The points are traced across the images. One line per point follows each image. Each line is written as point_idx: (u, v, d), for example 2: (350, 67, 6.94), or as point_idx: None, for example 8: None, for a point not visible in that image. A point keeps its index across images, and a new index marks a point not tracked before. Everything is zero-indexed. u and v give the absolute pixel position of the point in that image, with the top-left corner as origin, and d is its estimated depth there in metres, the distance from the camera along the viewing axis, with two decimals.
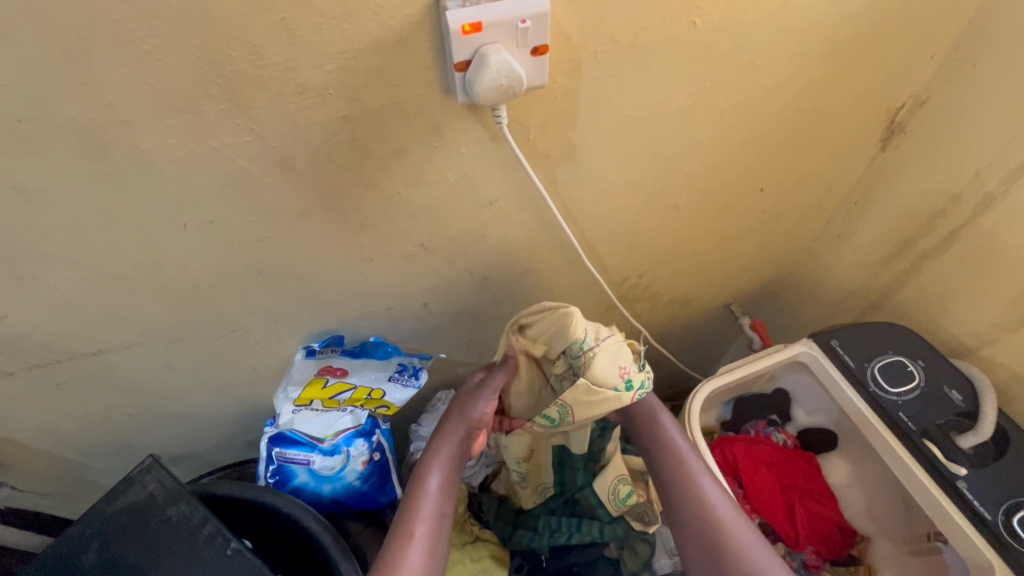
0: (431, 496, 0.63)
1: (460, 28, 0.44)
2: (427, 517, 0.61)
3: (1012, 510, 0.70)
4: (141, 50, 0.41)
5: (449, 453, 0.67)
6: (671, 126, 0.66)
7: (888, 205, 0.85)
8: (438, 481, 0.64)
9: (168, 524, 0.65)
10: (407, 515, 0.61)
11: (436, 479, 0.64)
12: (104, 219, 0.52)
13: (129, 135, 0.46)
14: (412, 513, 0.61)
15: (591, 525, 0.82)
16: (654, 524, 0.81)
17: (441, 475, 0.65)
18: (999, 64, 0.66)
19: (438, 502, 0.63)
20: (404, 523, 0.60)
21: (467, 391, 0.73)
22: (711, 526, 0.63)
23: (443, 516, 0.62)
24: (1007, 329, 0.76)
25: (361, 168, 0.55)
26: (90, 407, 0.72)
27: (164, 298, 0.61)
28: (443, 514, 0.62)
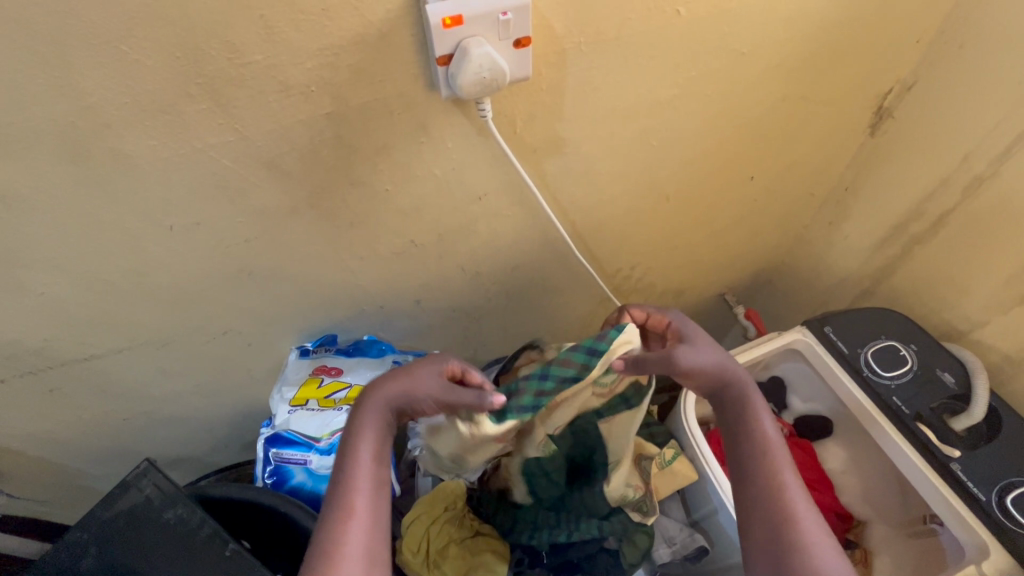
0: (366, 464, 0.58)
1: (440, 22, 0.43)
2: (366, 488, 0.57)
3: (1005, 491, 0.71)
4: (120, 51, 0.41)
5: (376, 420, 0.61)
6: (658, 116, 0.66)
7: (878, 191, 0.85)
8: (372, 449, 0.59)
9: (166, 527, 0.65)
10: (342, 486, 0.57)
11: (369, 446, 0.59)
12: (89, 222, 0.51)
13: (111, 138, 0.45)
14: (349, 490, 0.57)
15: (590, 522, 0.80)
16: (652, 516, 0.81)
17: (374, 442, 0.60)
18: (986, 46, 0.66)
19: (372, 473, 0.59)
20: (342, 501, 0.56)
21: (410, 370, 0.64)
22: (761, 467, 0.60)
23: (381, 489, 0.58)
24: (999, 311, 0.76)
25: (348, 165, 0.55)
26: (84, 413, 0.72)
27: (153, 302, 0.61)
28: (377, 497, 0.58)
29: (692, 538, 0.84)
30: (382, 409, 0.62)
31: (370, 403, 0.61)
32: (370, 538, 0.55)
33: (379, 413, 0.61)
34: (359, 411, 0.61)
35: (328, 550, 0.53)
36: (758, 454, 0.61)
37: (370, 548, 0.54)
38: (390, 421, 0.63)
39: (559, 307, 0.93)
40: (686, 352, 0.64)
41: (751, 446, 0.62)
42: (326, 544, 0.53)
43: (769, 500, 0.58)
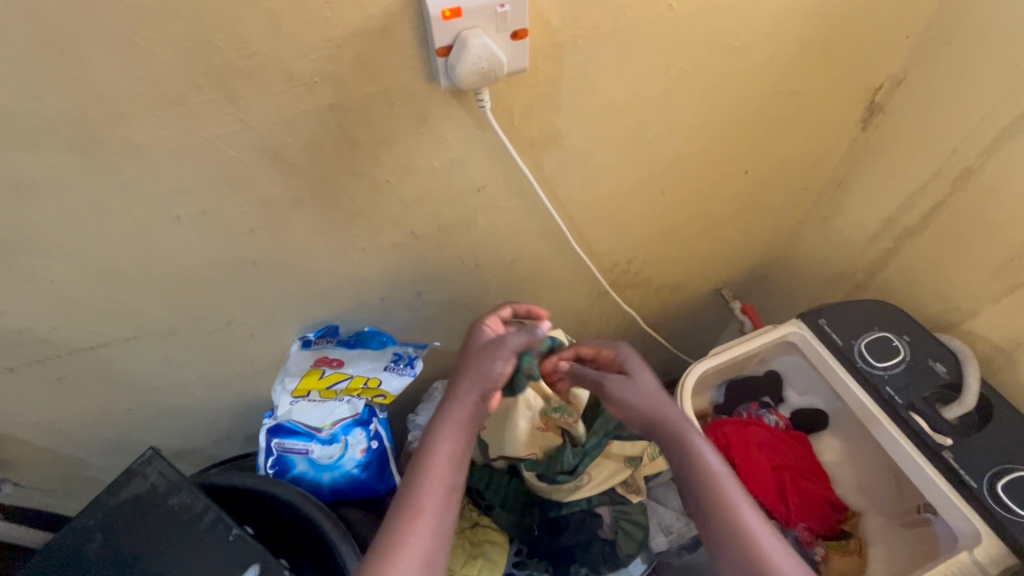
0: (440, 464, 0.60)
1: (440, 13, 0.45)
2: (436, 486, 0.58)
3: (997, 478, 0.72)
4: (131, 42, 0.42)
5: (463, 420, 0.63)
6: (653, 109, 0.67)
7: (870, 185, 0.86)
8: (449, 450, 0.61)
9: (171, 514, 0.66)
10: (411, 489, 0.58)
11: (448, 445, 0.61)
12: (98, 212, 0.53)
13: (120, 128, 0.47)
14: (417, 487, 0.58)
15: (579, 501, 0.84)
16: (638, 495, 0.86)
17: (452, 441, 0.61)
18: (973, 41, 0.68)
19: (448, 477, 0.60)
20: (411, 497, 0.58)
21: (479, 351, 0.66)
22: (706, 487, 0.61)
23: (453, 494, 0.59)
24: (990, 301, 0.77)
25: (350, 157, 0.57)
26: (91, 403, 0.73)
27: (160, 291, 0.63)
28: (448, 498, 0.59)
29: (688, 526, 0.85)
30: (471, 405, 0.64)
31: (453, 402, 0.64)
32: (430, 545, 0.55)
33: (463, 412, 0.63)
34: (450, 406, 0.64)
35: (389, 542, 0.55)
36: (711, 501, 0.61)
37: (430, 545, 0.55)
38: (480, 416, 0.64)
39: (558, 301, 0.95)
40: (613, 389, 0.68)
41: (700, 492, 0.62)
42: (389, 537, 0.55)
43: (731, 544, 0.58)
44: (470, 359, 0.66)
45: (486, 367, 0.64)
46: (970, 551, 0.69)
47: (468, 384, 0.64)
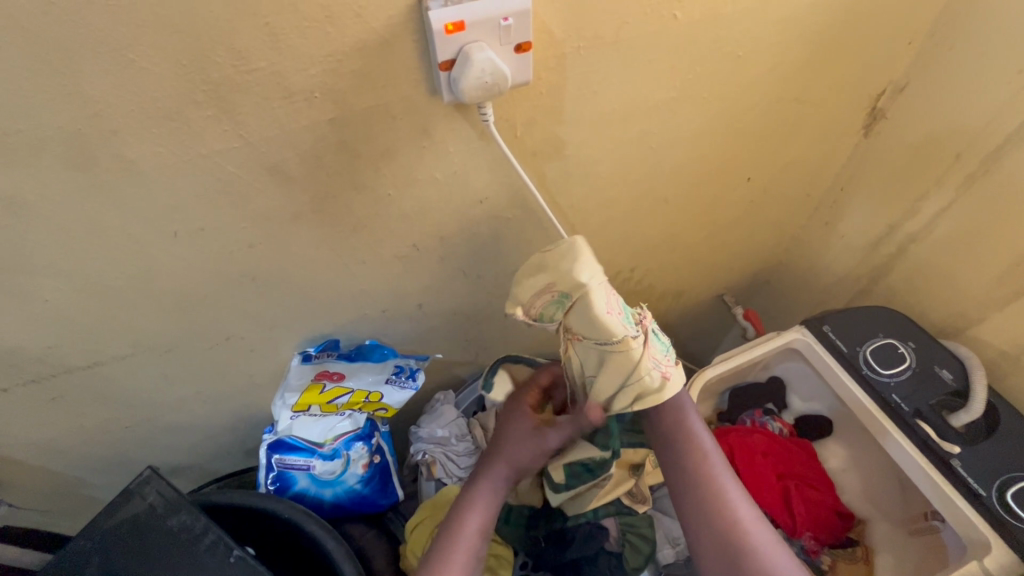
0: (468, 534, 0.67)
1: (442, 27, 0.44)
2: (461, 558, 0.65)
3: (1006, 487, 0.71)
4: (127, 59, 0.41)
5: (489, 494, 0.70)
6: (656, 118, 0.67)
7: (873, 190, 0.86)
8: (476, 524, 0.68)
9: (169, 535, 0.65)
10: (444, 550, 0.65)
11: (476, 518, 0.68)
12: (93, 230, 0.52)
13: (116, 145, 0.46)
14: (447, 557, 0.64)
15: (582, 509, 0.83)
16: (642, 503, 0.84)
17: (480, 516, 0.68)
18: (976, 47, 0.67)
19: (474, 542, 0.66)
20: (440, 564, 0.64)
21: (512, 429, 0.74)
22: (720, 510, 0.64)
23: (475, 557, 0.66)
24: (996, 307, 0.77)
25: (351, 171, 0.56)
26: (87, 422, 0.72)
27: (156, 307, 0.61)
28: (473, 558, 0.65)
29: None
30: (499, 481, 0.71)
31: (487, 474, 0.72)
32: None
33: (494, 489, 0.71)
34: (478, 481, 0.72)
35: None
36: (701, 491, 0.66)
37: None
38: (506, 489, 0.72)
39: None
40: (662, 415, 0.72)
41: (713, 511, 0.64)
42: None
43: (716, 529, 0.63)
44: (500, 437, 0.75)
45: (518, 448, 0.72)
46: (980, 561, 0.68)
47: (496, 460, 0.72)
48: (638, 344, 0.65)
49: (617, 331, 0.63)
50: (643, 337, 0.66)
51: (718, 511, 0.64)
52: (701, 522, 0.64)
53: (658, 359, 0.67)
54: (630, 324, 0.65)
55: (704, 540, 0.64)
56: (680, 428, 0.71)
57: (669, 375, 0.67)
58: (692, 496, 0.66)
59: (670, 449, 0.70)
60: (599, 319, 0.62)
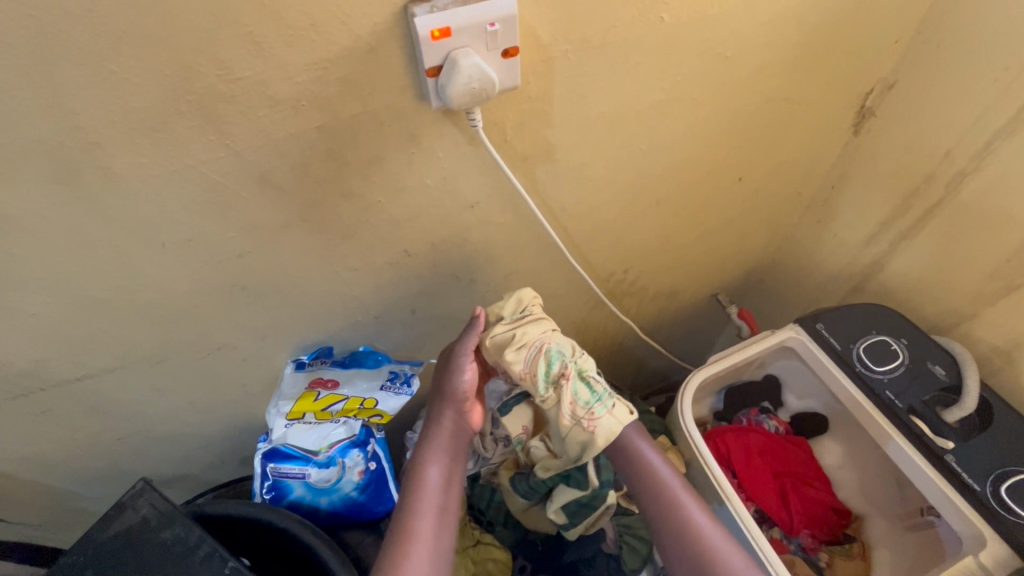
0: (431, 491, 0.63)
1: (429, 34, 0.44)
2: (429, 516, 0.61)
3: (1000, 481, 0.71)
4: (109, 70, 0.41)
5: (445, 445, 0.67)
6: (646, 120, 0.67)
7: (864, 188, 0.86)
8: (436, 477, 0.64)
9: (163, 548, 0.64)
10: (406, 510, 0.61)
11: (435, 471, 0.65)
12: (79, 242, 0.51)
13: (100, 157, 0.45)
14: (411, 517, 0.61)
15: None
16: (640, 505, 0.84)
17: (439, 467, 0.65)
18: (962, 44, 0.68)
19: (439, 495, 0.63)
20: (403, 527, 0.60)
21: (447, 364, 0.69)
22: (688, 541, 0.63)
23: (445, 510, 0.62)
24: (987, 302, 0.77)
25: (340, 178, 0.55)
26: (77, 435, 0.71)
27: (145, 319, 0.61)
28: (444, 509, 0.62)
29: None
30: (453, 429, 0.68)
31: (439, 429, 0.68)
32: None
33: (448, 439, 0.68)
34: (431, 432, 0.68)
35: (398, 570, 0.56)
36: (675, 531, 0.64)
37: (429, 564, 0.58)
38: (462, 438, 0.69)
39: (555, 313, 0.94)
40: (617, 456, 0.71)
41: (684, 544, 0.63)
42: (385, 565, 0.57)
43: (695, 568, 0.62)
44: (440, 375, 0.70)
45: (456, 382, 0.68)
46: (976, 555, 0.69)
47: (448, 407, 0.69)
48: (554, 402, 0.66)
49: (530, 389, 0.66)
50: (560, 393, 0.66)
51: (696, 548, 0.63)
52: (682, 562, 0.63)
53: (581, 412, 0.66)
54: (543, 385, 0.66)
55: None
56: (642, 468, 0.69)
57: (592, 427, 0.66)
58: (663, 531, 0.65)
59: (639, 493, 0.69)
60: (514, 378, 0.66)
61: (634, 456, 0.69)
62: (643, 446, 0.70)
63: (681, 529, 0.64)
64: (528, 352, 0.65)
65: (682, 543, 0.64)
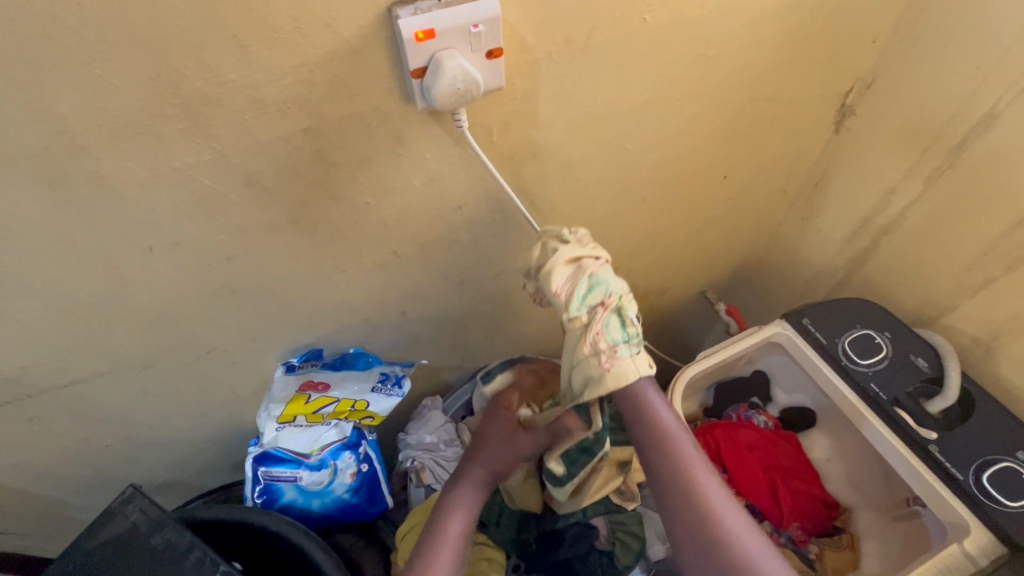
0: (449, 540, 0.64)
1: (413, 36, 0.44)
2: (445, 566, 0.61)
3: (982, 470, 0.73)
4: (93, 74, 0.41)
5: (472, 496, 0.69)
6: (631, 120, 0.68)
7: (846, 184, 0.88)
8: (457, 527, 0.65)
9: (154, 554, 0.64)
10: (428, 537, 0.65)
11: (458, 523, 0.66)
12: (65, 247, 0.51)
13: (85, 161, 0.45)
14: (428, 567, 0.61)
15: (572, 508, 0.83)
16: (632, 500, 0.84)
17: (462, 518, 0.66)
18: (937, 43, 0.69)
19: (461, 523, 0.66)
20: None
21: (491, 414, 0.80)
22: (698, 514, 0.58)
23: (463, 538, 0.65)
24: (966, 295, 0.79)
25: (328, 180, 0.56)
26: (65, 442, 0.71)
27: (132, 323, 0.60)
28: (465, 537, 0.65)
29: None
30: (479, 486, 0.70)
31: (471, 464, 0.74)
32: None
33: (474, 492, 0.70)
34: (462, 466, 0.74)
35: None
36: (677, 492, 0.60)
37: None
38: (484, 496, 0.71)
39: (545, 312, 0.94)
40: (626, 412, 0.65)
41: (693, 515, 0.58)
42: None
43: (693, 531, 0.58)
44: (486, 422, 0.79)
45: (498, 427, 0.77)
46: (960, 543, 0.70)
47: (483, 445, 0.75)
48: (581, 325, 0.62)
49: (561, 308, 0.63)
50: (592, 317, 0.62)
51: (693, 512, 0.58)
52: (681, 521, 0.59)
53: (604, 346, 0.62)
54: (580, 304, 0.62)
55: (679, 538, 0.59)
56: (652, 428, 0.63)
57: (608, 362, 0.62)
58: (671, 498, 0.60)
59: (645, 449, 0.64)
60: (547, 295, 0.64)
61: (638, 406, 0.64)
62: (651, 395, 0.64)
63: (680, 490, 0.60)
64: (571, 270, 0.63)
65: (683, 507, 0.59)
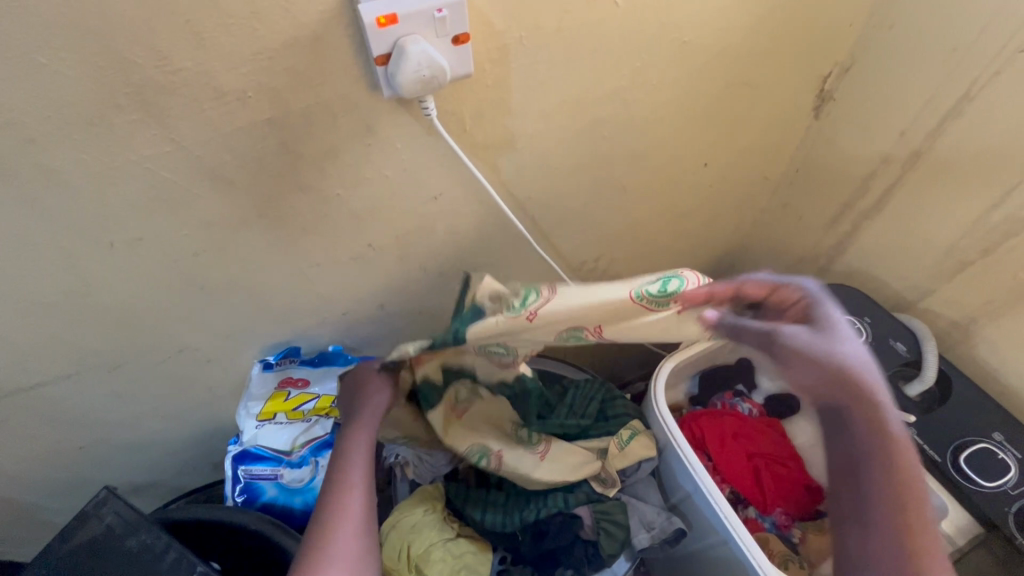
0: (359, 465, 0.66)
1: (375, 21, 0.43)
2: (358, 488, 0.65)
3: (960, 450, 0.74)
4: (37, 62, 0.39)
5: (370, 425, 0.70)
6: (607, 107, 0.67)
7: (826, 170, 0.88)
8: (362, 454, 0.68)
9: (129, 555, 0.63)
10: (322, 528, 0.60)
11: (361, 449, 0.68)
12: (21, 244, 0.49)
13: (36, 154, 0.44)
14: (342, 489, 0.64)
15: (556, 496, 0.82)
16: (613, 487, 0.85)
17: (364, 445, 0.68)
18: (912, 25, 0.69)
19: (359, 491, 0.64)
20: (336, 499, 0.63)
21: (359, 380, 0.74)
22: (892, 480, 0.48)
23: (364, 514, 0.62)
24: (944, 278, 0.79)
25: (295, 172, 0.54)
26: (36, 444, 0.69)
27: (98, 322, 0.59)
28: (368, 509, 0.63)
29: (670, 520, 0.84)
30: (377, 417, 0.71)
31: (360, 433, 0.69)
32: (362, 536, 0.60)
33: (372, 422, 0.70)
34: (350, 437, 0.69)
35: None
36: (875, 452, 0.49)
37: (362, 526, 0.61)
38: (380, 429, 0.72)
39: None
40: (802, 339, 0.51)
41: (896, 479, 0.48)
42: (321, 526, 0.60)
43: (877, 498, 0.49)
44: (353, 390, 0.74)
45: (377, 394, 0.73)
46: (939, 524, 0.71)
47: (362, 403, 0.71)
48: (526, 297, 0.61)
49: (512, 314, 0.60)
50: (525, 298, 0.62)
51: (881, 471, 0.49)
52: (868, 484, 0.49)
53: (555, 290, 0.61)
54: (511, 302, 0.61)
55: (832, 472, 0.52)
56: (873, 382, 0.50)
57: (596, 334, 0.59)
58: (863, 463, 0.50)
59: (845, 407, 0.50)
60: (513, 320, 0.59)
61: (832, 359, 0.50)
62: (852, 346, 0.51)
63: (879, 436, 0.49)
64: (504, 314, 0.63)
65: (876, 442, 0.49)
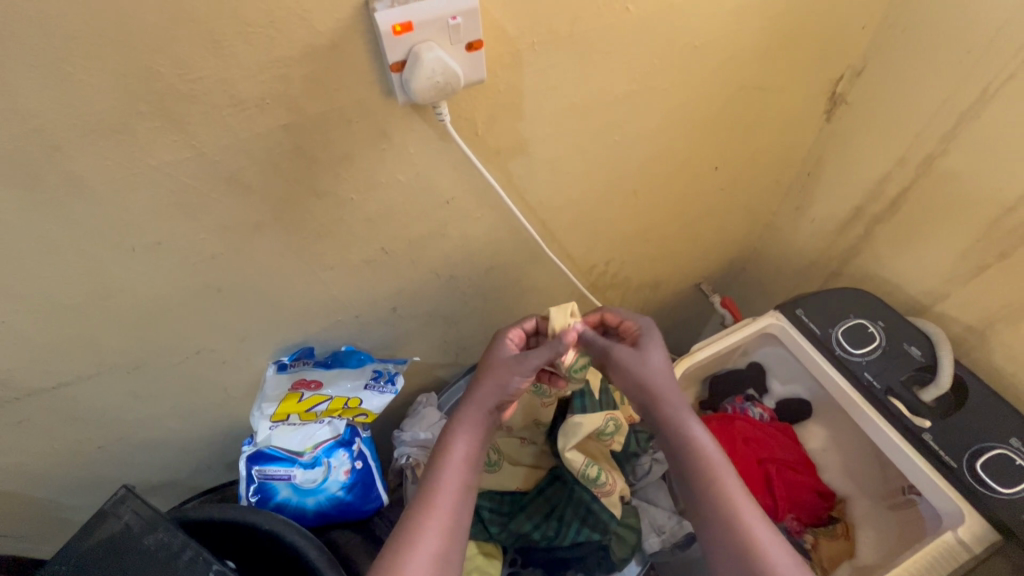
0: (453, 470, 0.64)
1: (390, 28, 0.44)
2: (442, 512, 0.61)
3: (975, 457, 0.73)
4: (65, 72, 0.40)
5: (476, 427, 0.68)
6: (617, 112, 0.67)
7: (838, 174, 0.87)
8: (463, 455, 0.65)
9: (147, 553, 0.64)
10: (417, 516, 0.60)
11: (460, 451, 0.65)
12: (45, 248, 0.51)
13: (63, 161, 0.45)
14: (433, 490, 0.62)
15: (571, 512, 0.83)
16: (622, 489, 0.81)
17: (466, 447, 0.66)
18: (926, 28, 0.69)
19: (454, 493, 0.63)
20: (427, 497, 0.62)
21: (496, 359, 0.71)
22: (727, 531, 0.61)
23: (456, 516, 0.61)
24: (959, 282, 0.78)
25: (311, 176, 0.55)
26: (57, 444, 0.71)
27: (120, 324, 0.60)
28: (456, 512, 0.62)
29: (680, 524, 0.83)
30: (485, 412, 0.68)
31: (464, 428, 0.67)
32: (443, 537, 0.59)
33: (478, 417, 0.68)
34: (459, 419, 0.68)
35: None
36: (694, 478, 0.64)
37: (441, 548, 0.59)
38: (491, 423, 0.70)
39: (539, 307, 0.94)
40: None
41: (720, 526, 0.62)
42: (409, 532, 0.59)
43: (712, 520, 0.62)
44: (489, 368, 0.70)
45: (504, 375, 0.69)
46: (954, 531, 0.69)
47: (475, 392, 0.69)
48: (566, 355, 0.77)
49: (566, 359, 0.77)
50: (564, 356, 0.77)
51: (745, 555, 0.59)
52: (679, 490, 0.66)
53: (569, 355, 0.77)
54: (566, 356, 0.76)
55: (637, 406, 0.72)
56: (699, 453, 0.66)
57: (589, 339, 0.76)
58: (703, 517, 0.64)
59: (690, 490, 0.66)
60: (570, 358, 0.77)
61: None
62: None
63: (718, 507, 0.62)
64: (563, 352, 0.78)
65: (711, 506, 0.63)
